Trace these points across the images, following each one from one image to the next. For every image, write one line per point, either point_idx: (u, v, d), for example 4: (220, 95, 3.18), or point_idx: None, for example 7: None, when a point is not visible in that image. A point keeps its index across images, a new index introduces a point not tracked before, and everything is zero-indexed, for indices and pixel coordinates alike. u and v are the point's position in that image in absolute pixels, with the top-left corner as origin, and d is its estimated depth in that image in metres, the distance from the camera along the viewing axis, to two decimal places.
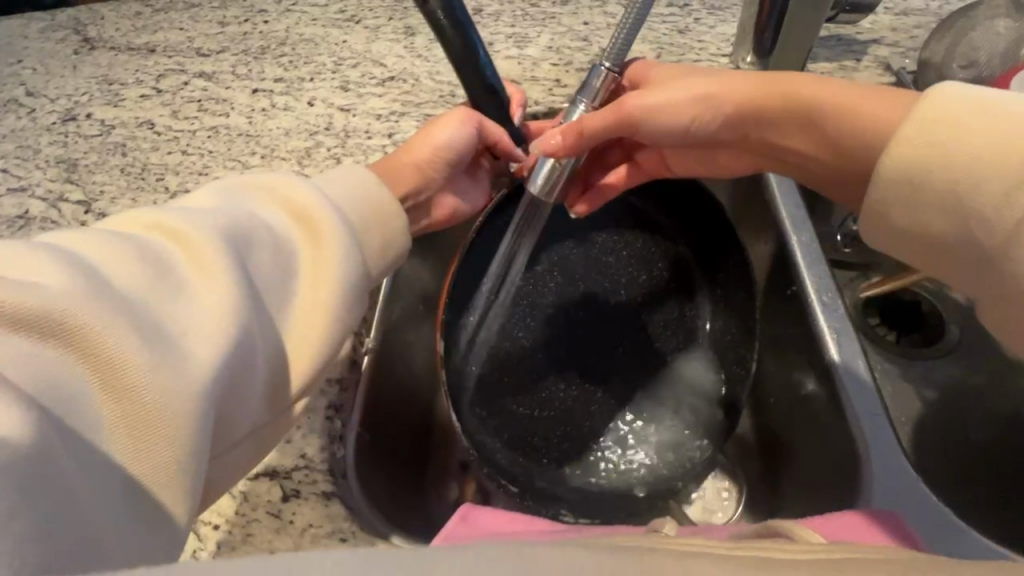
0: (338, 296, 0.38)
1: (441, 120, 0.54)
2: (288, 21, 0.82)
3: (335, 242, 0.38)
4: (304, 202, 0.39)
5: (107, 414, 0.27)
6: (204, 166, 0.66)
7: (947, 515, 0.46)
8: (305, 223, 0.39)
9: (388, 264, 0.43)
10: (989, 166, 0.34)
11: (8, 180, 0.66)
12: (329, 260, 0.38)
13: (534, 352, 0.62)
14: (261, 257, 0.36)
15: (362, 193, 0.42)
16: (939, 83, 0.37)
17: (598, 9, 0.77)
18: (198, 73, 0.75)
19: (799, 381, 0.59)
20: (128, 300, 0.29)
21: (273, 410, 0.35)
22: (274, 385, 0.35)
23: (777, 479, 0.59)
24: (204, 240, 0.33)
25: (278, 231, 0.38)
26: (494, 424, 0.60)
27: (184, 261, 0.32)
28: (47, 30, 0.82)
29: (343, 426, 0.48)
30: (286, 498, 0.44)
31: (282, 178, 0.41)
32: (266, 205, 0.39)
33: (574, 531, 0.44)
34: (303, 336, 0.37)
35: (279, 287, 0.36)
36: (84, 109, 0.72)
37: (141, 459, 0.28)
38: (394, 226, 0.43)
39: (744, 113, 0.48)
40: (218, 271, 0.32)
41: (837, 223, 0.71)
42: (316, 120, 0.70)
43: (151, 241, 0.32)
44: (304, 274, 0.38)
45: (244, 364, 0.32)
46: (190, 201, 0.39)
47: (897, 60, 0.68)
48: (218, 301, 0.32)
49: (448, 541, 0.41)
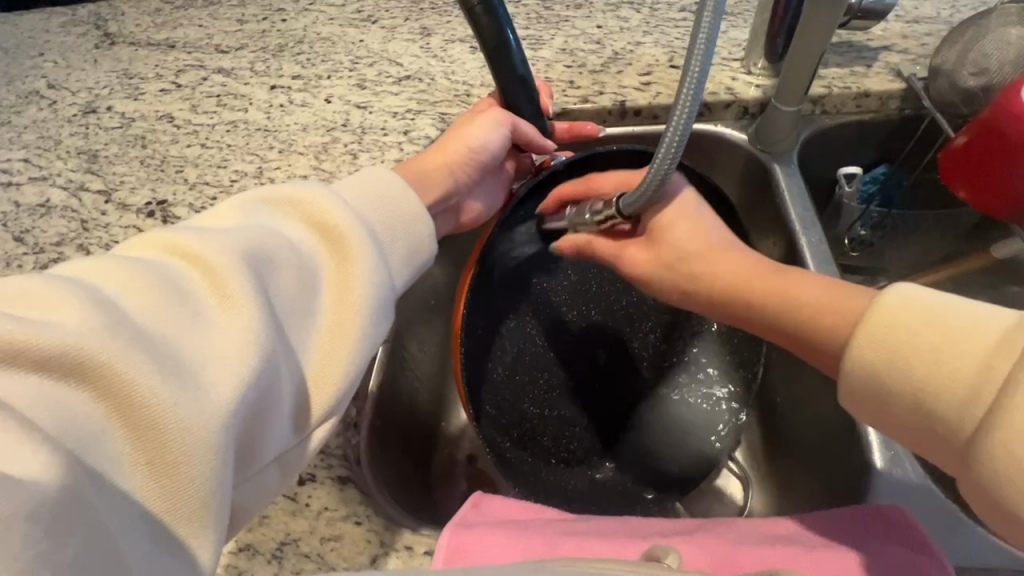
0: (363, 312, 0.38)
1: (475, 121, 0.55)
2: (306, 19, 0.83)
3: (360, 259, 0.38)
4: (329, 216, 0.39)
5: (129, 452, 0.27)
6: (222, 159, 0.67)
7: (957, 516, 0.47)
8: (329, 238, 0.39)
9: (413, 270, 0.43)
10: (967, 387, 0.33)
11: (30, 169, 0.67)
12: (354, 276, 0.38)
13: (547, 351, 0.62)
14: (283, 278, 0.36)
15: (388, 204, 0.43)
16: (893, 284, 0.37)
17: (612, 13, 0.78)
18: (217, 69, 0.77)
19: (809, 385, 0.59)
20: (146, 334, 0.29)
21: (297, 431, 0.36)
22: (297, 406, 0.36)
23: (789, 480, 0.60)
24: (223, 265, 0.33)
25: (302, 249, 0.38)
26: (504, 422, 0.59)
27: (203, 287, 0.32)
28: (68, 25, 0.84)
29: (357, 414, 0.51)
30: (302, 482, 0.44)
31: (303, 188, 0.41)
32: (289, 223, 0.39)
33: (583, 523, 0.44)
34: (330, 353, 0.37)
35: (302, 307, 0.37)
36: (105, 102, 0.73)
37: (162, 492, 0.28)
38: (418, 237, 0.43)
39: (726, 293, 0.46)
40: (238, 297, 0.33)
41: (846, 228, 0.69)
42: (334, 116, 0.71)
43: (169, 269, 0.33)
44: (330, 292, 0.38)
45: (267, 390, 0.33)
46: (209, 218, 0.39)
47: (908, 67, 0.69)
48: (239, 327, 0.32)
49: (462, 528, 0.42)
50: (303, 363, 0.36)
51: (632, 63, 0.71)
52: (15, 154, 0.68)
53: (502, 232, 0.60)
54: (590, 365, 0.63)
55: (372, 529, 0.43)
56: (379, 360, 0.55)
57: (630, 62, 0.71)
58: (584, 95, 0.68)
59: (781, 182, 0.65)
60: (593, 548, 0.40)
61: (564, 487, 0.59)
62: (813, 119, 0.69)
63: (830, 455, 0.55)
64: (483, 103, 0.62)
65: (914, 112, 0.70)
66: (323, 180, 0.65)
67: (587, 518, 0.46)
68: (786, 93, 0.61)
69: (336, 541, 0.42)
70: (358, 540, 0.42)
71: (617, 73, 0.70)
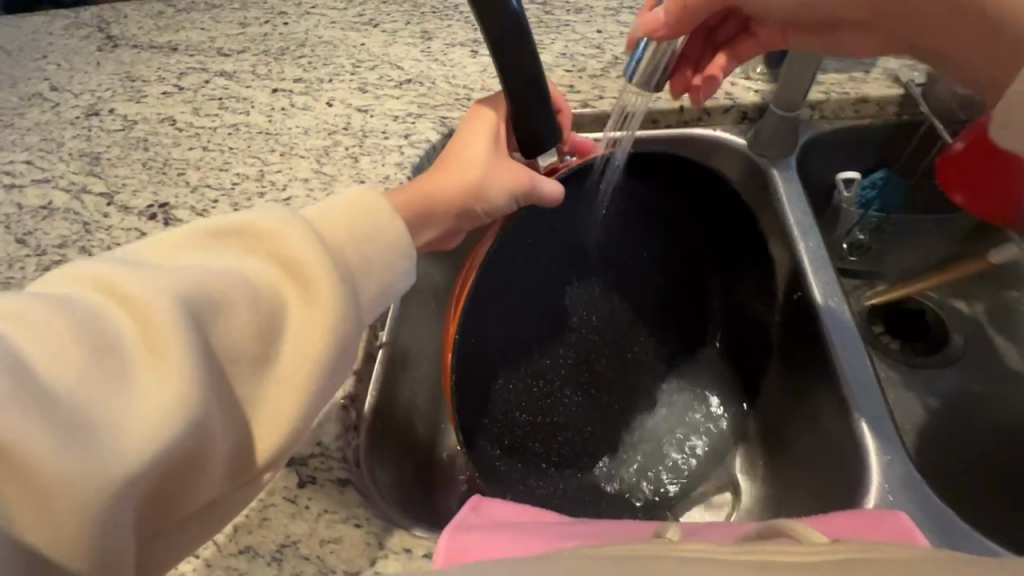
0: (320, 364, 0.36)
1: (493, 189, 0.49)
2: (308, 23, 0.84)
3: (323, 307, 0.36)
4: (294, 251, 0.36)
5: (22, 516, 0.26)
6: (224, 162, 0.68)
7: (952, 518, 0.47)
8: (293, 279, 0.36)
9: (384, 302, 0.42)
10: None
11: (32, 171, 0.67)
12: (314, 324, 0.36)
13: (540, 358, 0.60)
14: (232, 321, 0.34)
15: (368, 243, 0.41)
16: None
17: (611, 18, 0.78)
18: (218, 72, 0.77)
19: (806, 388, 0.60)
20: (54, 395, 0.27)
21: (236, 480, 0.35)
22: (236, 457, 0.34)
23: (783, 483, 0.61)
24: (155, 309, 0.31)
25: (259, 290, 0.35)
26: (493, 432, 0.58)
27: (133, 336, 0.30)
28: (70, 28, 0.84)
29: (358, 416, 0.50)
30: (302, 485, 0.45)
31: (271, 216, 0.37)
32: (246, 257, 0.37)
33: (582, 526, 0.45)
34: (277, 403, 0.35)
35: (253, 348, 0.35)
36: (107, 105, 0.74)
37: (61, 556, 0.26)
38: (393, 273, 0.42)
39: None
40: (170, 349, 0.30)
41: (844, 233, 0.71)
42: (335, 120, 0.71)
43: (97, 312, 0.30)
44: (288, 333, 0.36)
45: (197, 445, 0.30)
46: (163, 246, 0.37)
47: (906, 73, 0.70)
48: (168, 380, 0.29)
49: (462, 531, 0.42)
50: (247, 413, 0.34)
51: None
52: (18, 156, 0.69)
53: (513, 235, 0.57)
54: (587, 371, 0.62)
55: (371, 531, 0.43)
56: (379, 365, 0.54)
57: None
58: (584, 99, 0.68)
59: (777, 183, 0.66)
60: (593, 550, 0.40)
61: (554, 493, 0.59)
62: (811, 124, 0.69)
63: (828, 460, 0.55)
64: (488, 108, 0.52)
65: (912, 118, 0.70)
66: (324, 183, 0.65)
67: (585, 521, 0.46)
68: (784, 100, 0.62)
69: (336, 543, 0.42)
70: (356, 543, 0.42)
71: (617, 78, 0.70)
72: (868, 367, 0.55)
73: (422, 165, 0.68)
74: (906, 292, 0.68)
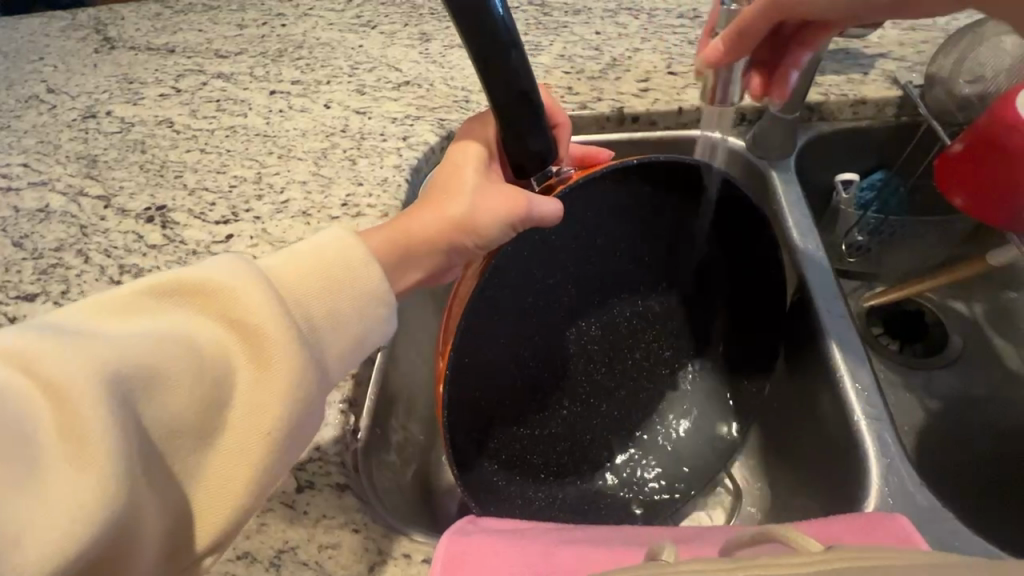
0: (273, 430, 0.34)
1: (483, 203, 0.47)
2: (306, 24, 0.84)
3: (278, 374, 0.34)
4: (247, 314, 0.35)
5: None
6: (221, 164, 0.67)
7: (955, 527, 0.47)
8: (245, 344, 0.34)
9: (354, 355, 0.40)
10: None
11: (29, 173, 0.67)
12: (269, 391, 0.34)
13: (539, 365, 0.60)
14: (174, 395, 0.33)
15: (336, 297, 0.39)
16: None
17: (610, 19, 0.78)
18: (216, 74, 0.77)
19: (802, 392, 0.60)
20: None
21: (172, 550, 0.33)
22: (172, 534, 0.33)
23: (783, 491, 0.61)
24: (83, 395, 0.29)
25: (205, 359, 0.33)
26: (492, 447, 0.57)
27: (55, 423, 0.28)
28: (68, 29, 0.84)
29: (356, 420, 0.50)
30: (300, 489, 0.44)
31: (224, 274, 0.35)
32: (196, 319, 0.35)
33: (580, 531, 0.44)
34: (222, 471, 0.34)
35: (196, 421, 0.33)
36: (104, 107, 0.74)
37: None
38: (362, 325, 0.40)
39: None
40: (93, 442, 0.28)
41: (843, 233, 0.70)
42: (333, 122, 0.71)
43: (15, 395, 0.28)
44: (237, 402, 0.34)
45: (124, 536, 0.29)
46: (104, 303, 0.35)
47: (904, 75, 0.70)
48: (87, 480, 0.28)
49: (458, 536, 0.42)
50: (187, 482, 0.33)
51: (631, 69, 0.72)
52: (14, 159, 0.69)
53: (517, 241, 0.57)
54: (587, 379, 0.62)
55: (371, 536, 0.43)
56: (380, 367, 0.54)
57: (629, 68, 0.72)
58: (583, 101, 0.68)
59: (776, 182, 0.66)
60: (586, 556, 0.40)
61: (553, 504, 0.58)
62: (810, 125, 0.70)
63: (827, 463, 0.55)
64: (475, 142, 0.51)
65: (910, 118, 0.70)
66: (323, 186, 0.65)
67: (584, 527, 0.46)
68: (784, 100, 0.63)
69: (334, 549, 0.42)
70: (355, 548, 0.42)
71: (616, 79, 0.70)
72: (865, 368, 0.55)
73: (421, 167, 0.68)
74: (906, 293, 0.68)
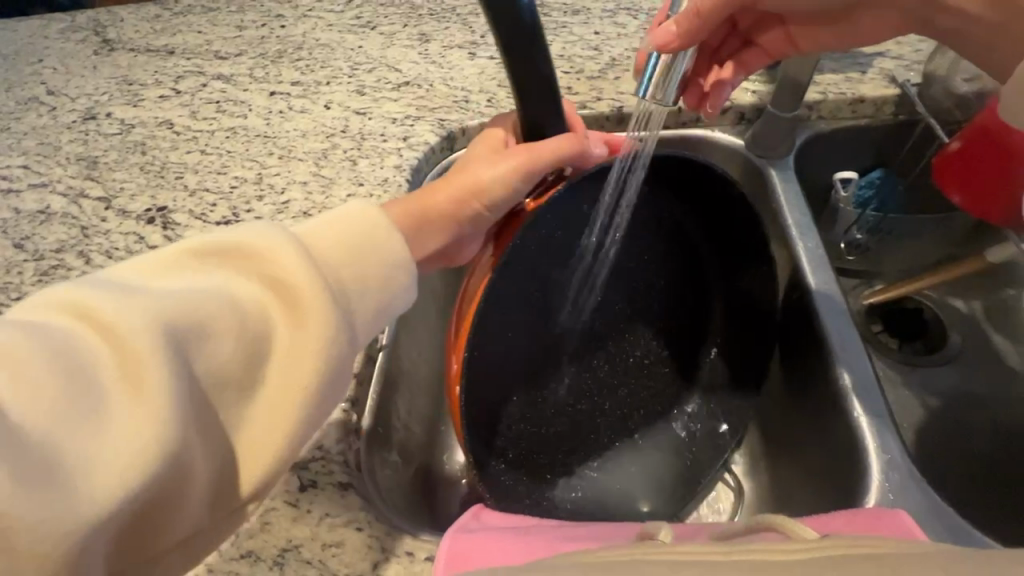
0: (311, 389, 0.35)
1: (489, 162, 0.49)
2: (305, 25, 0.84)
3: (313, 330, 0.35)
4: (285, 272, 0.35)
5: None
6: (222, 165, 0.67)
7: (955, 522, 0.47)
8: (285, 301, 0.35)
9: (380, 322, 0.40)
10: None
11: (30, 175, 0.67)
12: (305, 348, 0.34)
13: (540, 364, 0.60)
14: (220, 350, 0.33)
15: (365, 262, 0.39)
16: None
17: (609, 19, 0.79)
18: (216, 75, 0.77)
19: (802, 390, 0.60)
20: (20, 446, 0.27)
21: (218, 507, 0.34)
22: (217, 491, 0.34)
23: (784, 488, 0.61)
24: (139, 344, 0.30)
25: (248, 316, 0.34)
26: (496, 445, 0.57)
27: (115, 372, 0.30)
28: (67, 31, 0.84)
29: (359, 418, 0.50)
30: (303, 488, 0.45)
31: (265, 236, 0.36)
32: (240, 278, 0.36)
33: (581, 527, 0.45)
34: (263, 430, 0.34)
35: (241, 373, 0.34)
36: (104, 109, 0.74)
37: None
38: (388, 293, 0.40)
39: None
40: (150, 390, 0.30)
41: (842, 231, 0.71)
42: (333, 122, 0.71)
43: (78, 344, 0.30)
44: (276, 359, 0.35)
45: (176, 484, 0.30)
46: (156, 265, 0.36)
47: (902, 73, 0.71)
48: (143, 425, 0.29)
49: (461, 533, 0.42)
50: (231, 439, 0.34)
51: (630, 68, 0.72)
52: (14, 161, 0.69)
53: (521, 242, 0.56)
54: (590, 377, 0.62)
55: (374, 535, 0.43)
56: (380, 370, 0.53)
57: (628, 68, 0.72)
58: (582, 100, 0.68)
59: (776, 181, 0.66)
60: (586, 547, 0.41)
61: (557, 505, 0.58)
62: (809, 123, 0.70)
63: (828, 461, 0.56)
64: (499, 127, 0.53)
65: (908, 116, 0.70)
66: (323, 187, 0.65)
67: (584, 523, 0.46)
68: (784, 99, 0.63)
69: (337, 547, 0.42)
70: (359, 546, 0.42)
71: (615, 79, 0.71)
72: (865, 364, 0.55)
73: (420, 167, 0.68)
74: (905, 291, 0.68)
